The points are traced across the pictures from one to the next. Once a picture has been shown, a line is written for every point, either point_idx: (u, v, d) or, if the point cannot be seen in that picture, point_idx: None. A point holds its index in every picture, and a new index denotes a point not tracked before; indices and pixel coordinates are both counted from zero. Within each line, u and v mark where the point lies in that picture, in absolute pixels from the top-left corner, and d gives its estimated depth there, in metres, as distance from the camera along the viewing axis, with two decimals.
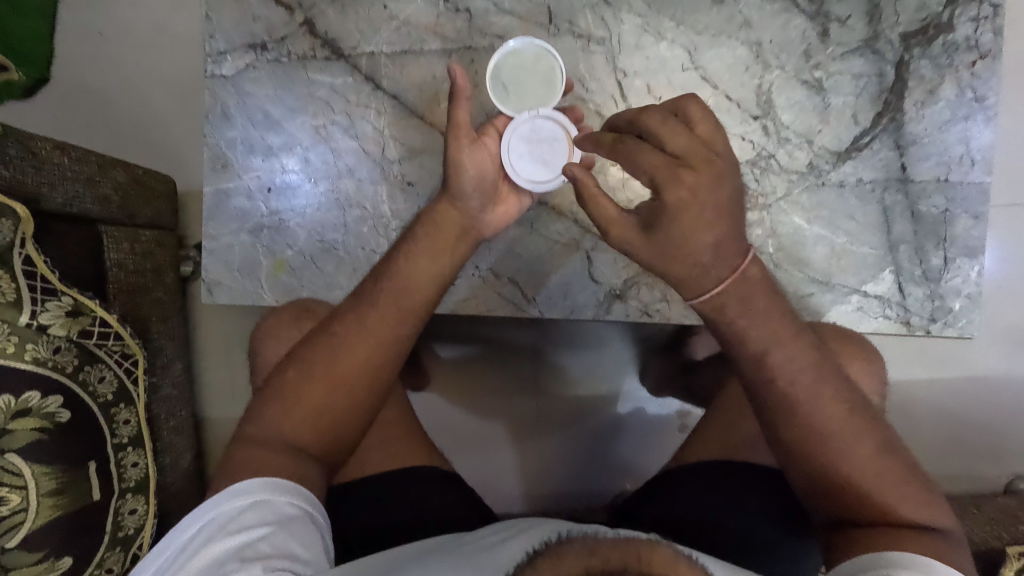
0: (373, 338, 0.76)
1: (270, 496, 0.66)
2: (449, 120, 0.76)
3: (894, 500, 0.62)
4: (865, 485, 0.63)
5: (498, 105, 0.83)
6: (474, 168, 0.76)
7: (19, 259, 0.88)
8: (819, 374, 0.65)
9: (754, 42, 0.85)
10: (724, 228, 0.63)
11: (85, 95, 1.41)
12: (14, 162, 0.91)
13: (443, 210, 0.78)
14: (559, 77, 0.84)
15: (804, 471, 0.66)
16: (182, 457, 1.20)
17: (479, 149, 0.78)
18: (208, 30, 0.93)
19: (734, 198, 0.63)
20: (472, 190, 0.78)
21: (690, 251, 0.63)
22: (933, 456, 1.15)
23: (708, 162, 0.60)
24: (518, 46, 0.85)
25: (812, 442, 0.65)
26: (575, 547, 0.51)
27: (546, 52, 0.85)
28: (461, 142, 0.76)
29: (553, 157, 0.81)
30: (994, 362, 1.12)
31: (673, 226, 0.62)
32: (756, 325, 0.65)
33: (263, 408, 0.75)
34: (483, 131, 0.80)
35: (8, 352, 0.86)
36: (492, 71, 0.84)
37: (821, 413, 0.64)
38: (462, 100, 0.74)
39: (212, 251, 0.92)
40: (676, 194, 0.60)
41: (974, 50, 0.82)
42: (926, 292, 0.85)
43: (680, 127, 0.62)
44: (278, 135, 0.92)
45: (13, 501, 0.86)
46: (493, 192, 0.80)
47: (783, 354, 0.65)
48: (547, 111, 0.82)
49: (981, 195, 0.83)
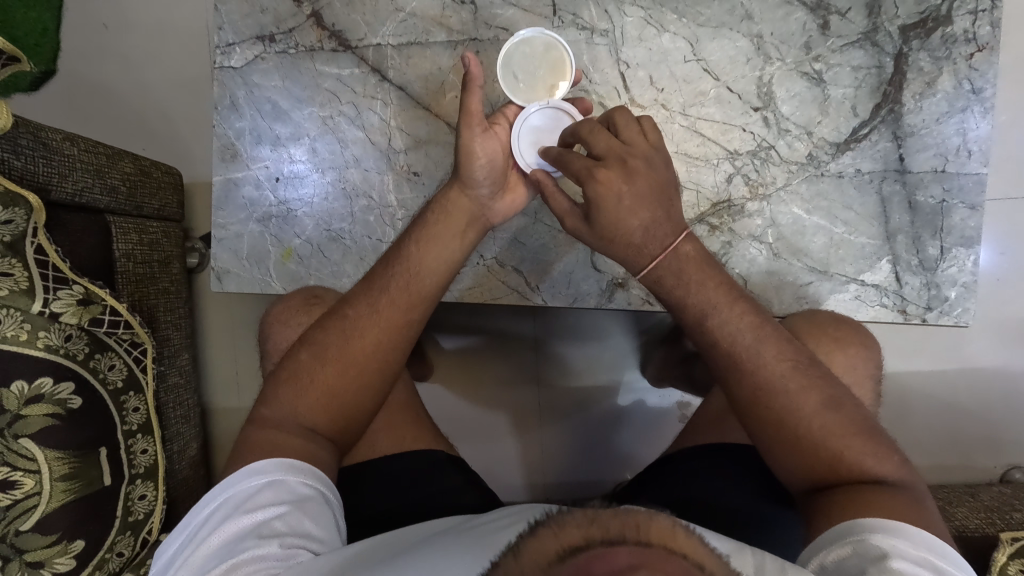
0: (385, 321, 0.78)
1: (285, 476, 0.68)
2: (462, 109, 0.79)
3: (854, 455, 0.65)
4: (829, 449, 0.66)
5: (510, 93, 0.85)
6: (484, 156, 0.79)
7: (31, 249, 0.90)
8: (770, 343, 0.70)
9: (756, 35, 0.86)
10: (657, 210, 0.73)
11: (91, 86, 1.42)
12: (26, 152, 0.92)
13: (454, 198, 0.81)
14: (568, 68, 0.85)
15: (759, 434, 0.70)
16: (190, 444, 1.22)
17: (490, 138, 0.80)
18: (217, 22, 0.94)
19: (669, 188, 0.74)
20: (482, 178, 0.80)
21: (629, 233, 0.73)
22: (928, 447, 1.17)
23: (635, 153, 0.72)
24: (529, 36, 0.86)
25: (758, 406, 0.69)
26: (576, 517, 0.48)
27: (556, 41, 0.85)
28: (473, 131, 0.78)
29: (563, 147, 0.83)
30: (990, 354, 1.13)
31: (611, 209, 0.72)
32: (707, 300, 0.71)
33: (277, 391, 0.77)
34: (494, 120, 0.82)
35: (21, 339, 0.89)
36: (503, 61, 0.86)
37: (769, 375, 0.69)
38: (476, 90, 0.77)
39: (221, 240, 0.94)
40: (611, 182, 0.71)
41: (971, 42, 0.83)
42: (923, 281, 0.86)
43: (613, 126, 0.75)
44: (285, 125, 0.93)
45: (27, 484, 0.88)
46: (503, 180, 0.82)
47: (738, 323, 0.70)
48: (557, 102, 0.83)
49: (978, 186, 0.84)
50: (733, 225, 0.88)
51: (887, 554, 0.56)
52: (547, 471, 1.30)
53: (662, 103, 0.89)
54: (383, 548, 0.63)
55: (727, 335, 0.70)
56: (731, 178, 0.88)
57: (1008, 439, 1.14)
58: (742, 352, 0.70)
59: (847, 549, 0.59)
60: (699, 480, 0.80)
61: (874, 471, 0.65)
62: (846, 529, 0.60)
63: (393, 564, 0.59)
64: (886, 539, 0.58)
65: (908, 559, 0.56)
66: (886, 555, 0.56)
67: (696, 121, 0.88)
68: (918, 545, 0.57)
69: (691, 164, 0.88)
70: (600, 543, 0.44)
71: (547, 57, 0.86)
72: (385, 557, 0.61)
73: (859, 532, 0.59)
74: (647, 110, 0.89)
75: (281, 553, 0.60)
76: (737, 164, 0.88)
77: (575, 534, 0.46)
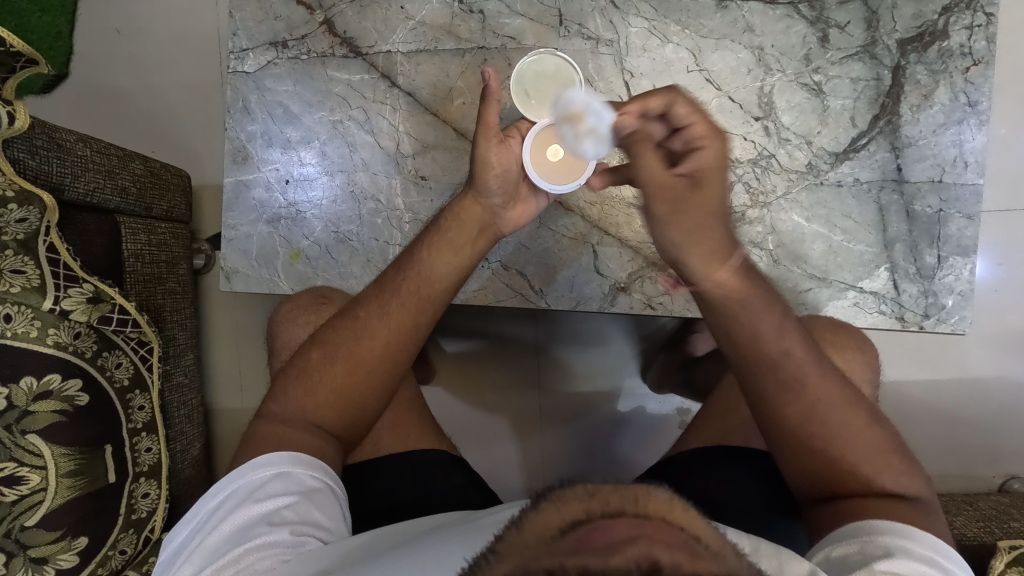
0: (395, 322, 0.80)
1: (293, 468, 0.69)
2: (479, 121, 0.82)
3: (870, 470, 0.67)
4: (853, 462, 0.68)
5: (521, 109, 0.87)
6: (498, 166, 0.82)
7: (43, 247, 0.92)
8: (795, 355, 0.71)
9: (756, 46, 0.89)
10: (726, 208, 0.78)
11: (103, 91, 1.45)
12: (40, 153, 0.94)
13: (467, 206, 0.83)
14: (577, 86, 0.88)
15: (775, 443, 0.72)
16: (193, 444, 1.23)
17: (505, 150, 0.83)
18: (231, 28, 0.97)
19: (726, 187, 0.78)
20: (496, 189, 0.83)
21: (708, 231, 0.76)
22: (924, 456, 1.18)
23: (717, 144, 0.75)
24: (541, 55, 0.89)
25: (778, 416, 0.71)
26: (575, 492, 0.50)
27: (567, 61, 0.89)
28: (489, 143, 0.82)
29: (573, 163, 0.84)
30: (986, 364, 1.14)
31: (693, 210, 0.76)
32: (755, 308, 0.72)
33: (287, 387, 0.79)
34: (506, 132, 0.85)
35: (31, 335, 0.90)
36: (515, 79, 0.88)
37: (804, 382, 0.70)
38: (492, 103, 0.80)
39: (231, 240, 0.96)
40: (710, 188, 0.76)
41: (968, 56, 0.85)
42: (921, 289, 0.87)
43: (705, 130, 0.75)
44: (296, 129, 0.95)
45: (33, 480, 0.89)
46: (515, 191, 0.85)
47: (776, 331, 0.71)
48: (569, 119, 0.83)
49: (974, 196, 0.86)
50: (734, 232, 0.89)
51: (890, 552, 0.59)
52: (547, 475, 1.30)
53: None
54: (395, 538, 0.65)
55: (756, 344, 0.72)
56: (732, 186, 0.90)
57: (1006, 447, 1.15)
58: (779, 360, 0.71)
59: (854, 547, 0.62)
60: (700, 479, 0.81)
61: (889, 487, 0.67)
62: (853, 529, 0.63)
63: (402, 554, 0.60)
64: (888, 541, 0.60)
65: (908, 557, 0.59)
66: (890, 554, 0.59)
67: None
68: (920, 544, 0.60)
69: None
70: (601, 516, 0.46)
71: (557, 75, 0.89)
72: (391, 549, 0.62)
73: (865, 529, 0.62)
74: None
75: (292, 540, 0.63)
76: (738, 172, 0.89)
77: (577, 510, 0.47)
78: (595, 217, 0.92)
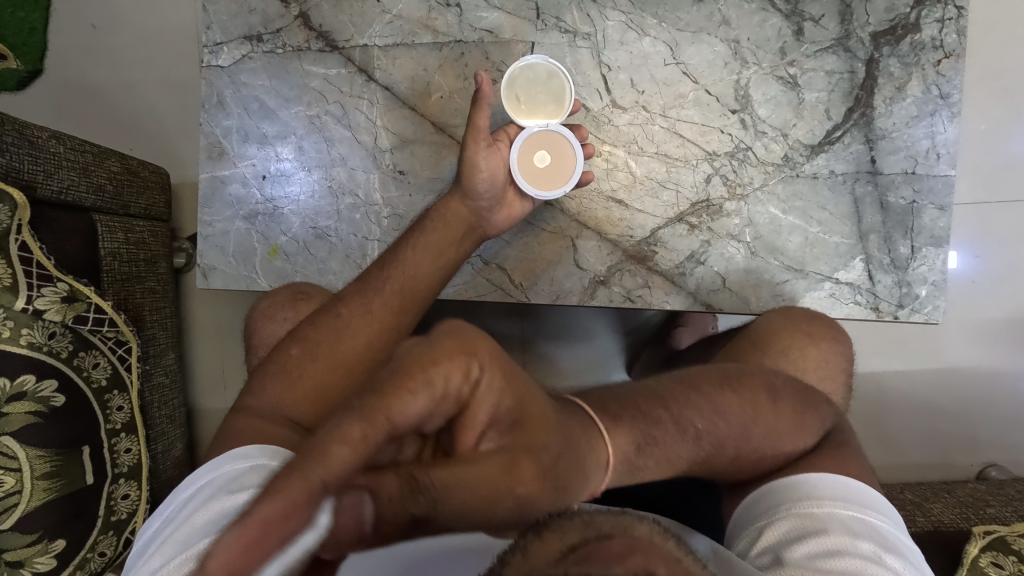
0: (378, 321, 0.80)
1: (269, 461, 0.66)
2: (471, 123, 0.83)
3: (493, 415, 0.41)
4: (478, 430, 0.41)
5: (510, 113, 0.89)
6: (486, 170, 0.84)
7: (15, 245, 0.90)
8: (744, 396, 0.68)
9: (732, 39, 0.89)
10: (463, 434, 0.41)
11: (77, 86, 1.42)
12: (11, 149, 0.92)
13: (453, 206, 0.85)
14: (567, 96, 0.90)
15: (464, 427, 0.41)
16: (175, 444, 1.21)
17: (493, 154, 0.85)
18: (205, 22, 0.96)
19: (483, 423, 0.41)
20: (483, 190, 0.85)
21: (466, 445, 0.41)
22: (900, 447, 1.18)
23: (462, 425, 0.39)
24: (533, 61, 0.90)
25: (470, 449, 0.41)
26: None
27: (558, 69, 0.90)
28: (478, 145, 0.83)
29: (561, 172, 0.86)
30: (963, 352, 1.14)
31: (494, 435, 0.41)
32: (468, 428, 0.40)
33: (265, 382, 0.79)
34: (496, 136, 0.87)
35: (3, 336, 0.88)
36: (506, 82, 0.90)
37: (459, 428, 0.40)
38: (484, 107, 0.82)
39: (207, 237, 0.95)
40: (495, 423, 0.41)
41: (938, 49, 0.86)
42: (895, 279, 0.88)
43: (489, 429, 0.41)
44: (272, 124, 0.94)
45: (7, 483, 0.87)
46: (502, 195, 0.86)
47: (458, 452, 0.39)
48: (557, 126, 0.87)
49: (946, 188, 0.87)
50: (712, 225, 0.90)
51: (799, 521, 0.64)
52: None
53: (643, 105, 0.91)
54: None
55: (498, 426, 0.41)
56: (709, 179, 0.90)
57: (982, 437, 1.15)
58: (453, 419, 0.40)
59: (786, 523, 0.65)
60: None
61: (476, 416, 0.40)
62: (777, 508, 0.67)
63: None
64: (807, 500, 0.66)
65: (823, 522, 0.63)
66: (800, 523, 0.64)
67: (675, 123, 0.90)
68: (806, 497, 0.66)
69: (671, 165, 0.90)
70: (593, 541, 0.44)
71: (549, 84, 0.90)
72: None
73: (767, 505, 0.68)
74: (628, 112, 0.91)
75: None
76: (715, 165, 0.90)
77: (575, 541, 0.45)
78: (574, 212, 0.92)
